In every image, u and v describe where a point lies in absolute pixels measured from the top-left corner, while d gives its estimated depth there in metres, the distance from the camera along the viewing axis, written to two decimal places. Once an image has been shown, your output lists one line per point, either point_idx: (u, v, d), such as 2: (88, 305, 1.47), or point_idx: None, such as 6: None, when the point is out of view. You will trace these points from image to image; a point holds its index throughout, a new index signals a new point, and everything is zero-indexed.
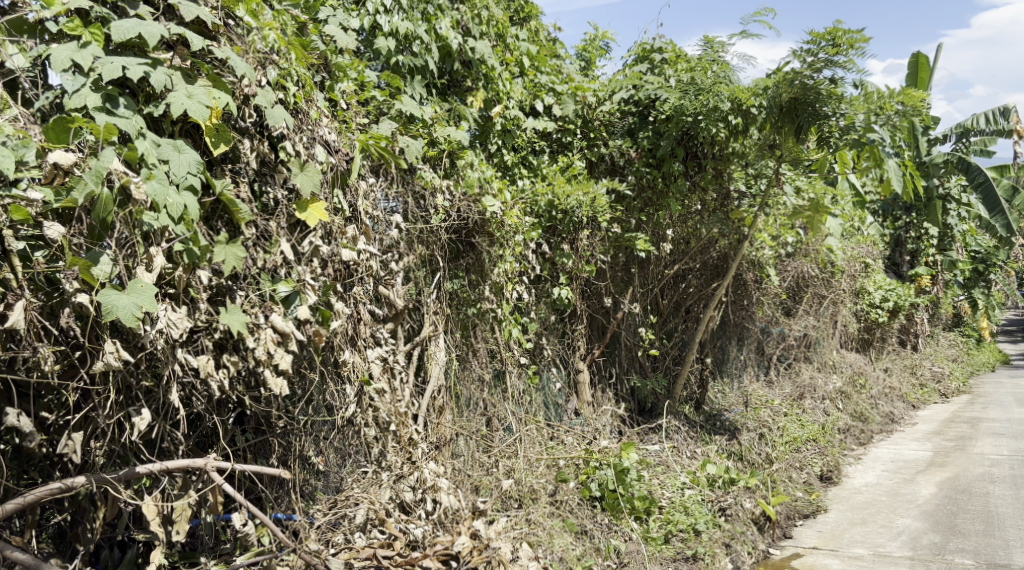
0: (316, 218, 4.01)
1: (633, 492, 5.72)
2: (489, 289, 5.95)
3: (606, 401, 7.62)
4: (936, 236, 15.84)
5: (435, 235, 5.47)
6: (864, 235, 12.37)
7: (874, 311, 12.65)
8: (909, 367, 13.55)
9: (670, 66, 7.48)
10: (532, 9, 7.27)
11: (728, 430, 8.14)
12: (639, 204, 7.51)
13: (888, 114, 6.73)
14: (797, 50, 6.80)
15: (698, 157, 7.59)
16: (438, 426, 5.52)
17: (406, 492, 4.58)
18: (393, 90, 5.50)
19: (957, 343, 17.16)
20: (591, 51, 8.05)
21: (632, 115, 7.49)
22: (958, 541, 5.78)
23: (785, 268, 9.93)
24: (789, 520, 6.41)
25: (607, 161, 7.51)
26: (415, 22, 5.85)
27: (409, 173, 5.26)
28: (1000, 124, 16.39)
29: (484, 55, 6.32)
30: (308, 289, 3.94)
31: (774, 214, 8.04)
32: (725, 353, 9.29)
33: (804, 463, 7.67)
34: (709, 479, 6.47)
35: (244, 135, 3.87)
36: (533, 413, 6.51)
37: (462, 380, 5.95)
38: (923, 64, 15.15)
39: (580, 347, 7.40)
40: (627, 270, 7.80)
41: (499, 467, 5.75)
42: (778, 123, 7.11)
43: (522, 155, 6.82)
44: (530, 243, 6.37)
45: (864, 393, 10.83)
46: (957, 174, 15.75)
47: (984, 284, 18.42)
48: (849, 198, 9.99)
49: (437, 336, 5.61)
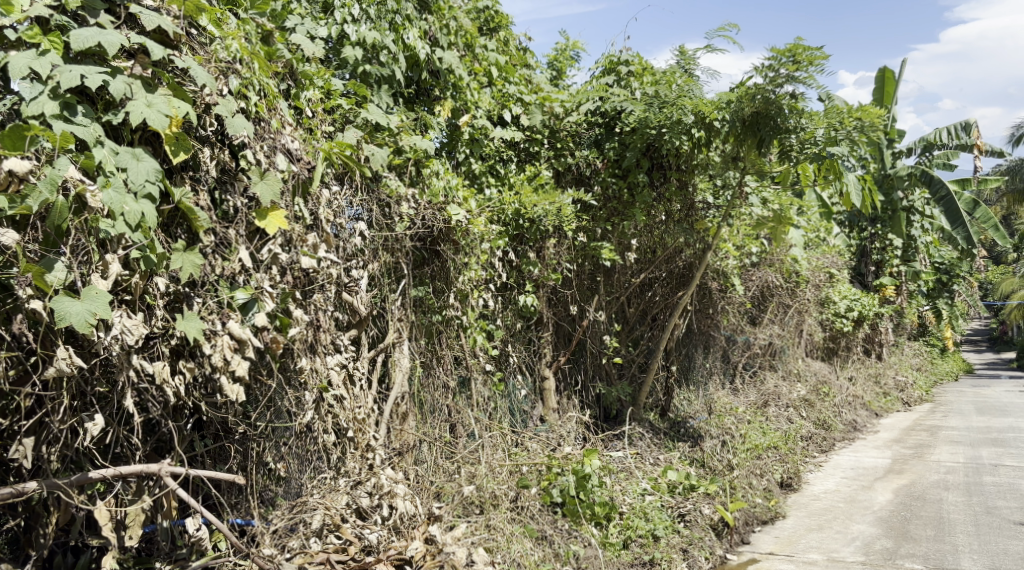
0: (275, 226, 4.05)
1: (594, 498, 5.83)
2: (454, 296, 5.99)
3: (571, 408, 7.69)
4: (901, 247, 16.10)
5: (400, 243, 5.51)
6: (829, 245, 12.56)
7: (839, 321, 12.79)
8: (873, 375, 13.73)
9: (636, 79, 7.65)
10: (502, 19, 7.33)
11: (691, 437, 8.29)
12: (605, 214, 7.60)
13: (847, 130, 6.86)
14: (759, 66, 6.92)
15: (663, 168, 7.77)
16: (401, 432, 5.65)
17: (363, 498, 4.60)
18: (360, 99, 5.57)
19: (921, 352, 17.41)
20: (561, 60, 8.15)
21: (598, 125, 7.61)
22: (909, 546, 5.92)
23: (750, 277, 9.99)
24: (747, 526, 6.49)
25: (573, 171, 7.60)
26: (382, 32, 5.91)
27: (374, 182, 5.31)
28: (962, 138, 16.73)
29: (452, 66, 6.40)
30: (266, 296, 3.97)
31: (739, 224, 8.15)
32: (691, 360, 9.34)
33: (764, 470, 7.71)
34: (669, 485, 6.62)
35: (204, 143, 3.90)
36: (498, 420, 6.56)
37: (426, 386, 5.99)
38: (889, 79, 15.42)
39: (546, 355, 7.49)
40: (594, 279, 7.89)
41: (461, 473, 5.81)
42: (741, 136, 7.20)
43: (489, 164, 6.89)
44: (496, 251, 6.44)
45: (828, 401, 10.96)
46: (921, 187, 16.06)
47: (948, 295, 18.64)
48: (814, 210, 10.18)
49: (401, 343, 5.65)
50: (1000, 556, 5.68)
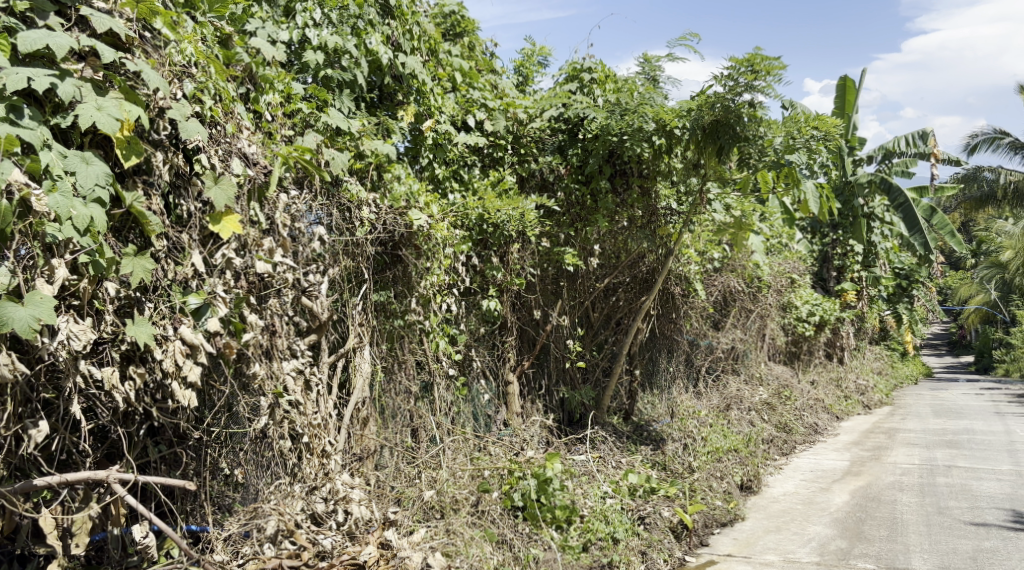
0: (229, 231, 4.04)
1: (555, 502, 5.87)
2: (416, 301, 5.97)
3: (535, 412, 7.71)
4: (862, 252, 16.34)
5: (361, 248, 5.48)
6: (791, 251, 12.72)
7: (800, 325, 12.92)
8: (835, 379, 13.89)
9: (598, 86, 7.71)
10: (468, 25, 7.34)
11: (654, 440, 8.35)
12: (568, 219, 7.65)
13: (805, 138, 7.04)
14: (718, 75, 7.01)
15: (625, 175, 7.79)
16: (362, 438, 5.67)
17: (317, 504, 4.60)
18: (320, 103, 5.57)
19: (882, 356, 17.65)
20: (528, 66, 8.18)
21: (562, 132, 7.60)
22: (863, 546, 6.01)
23: (712, 282, 10.08)
24: (706, 528, 6.56)
25: (537, 176, 7.67)
26: (344, 36, 5.90)
27: (335, 187, 5.29)
28: (920, 147, 17.05)
29: (415, 71, 6.38)
30: (219, 301, 3.98)
31: (701, 230, 8.24)
32: (654, 365, 9.42)
33: (725, 473, 7.72)
34: (630, 488, 6.64)
35: (157, 147, 3.87)
36: (461, 425, 6.57)
37: (388, 391, 6.02)
38: (850, 88, 15.67)
39: (510, 359, 7.49)
40: (557, 283, 7.91)
41: (421, 478, 5.83)
42: (701, 144, 7.24)
43: (453, 169, 6.87)
44: (460, 256, 6.44)
45: (790, 404, 11.08)
46: (880, 195, 16.36)
47: (909, 300, 18.47)
48: (776, 216, 10.31)
49: (362, 348, 5.62)
50: (950, 555, 5.79)
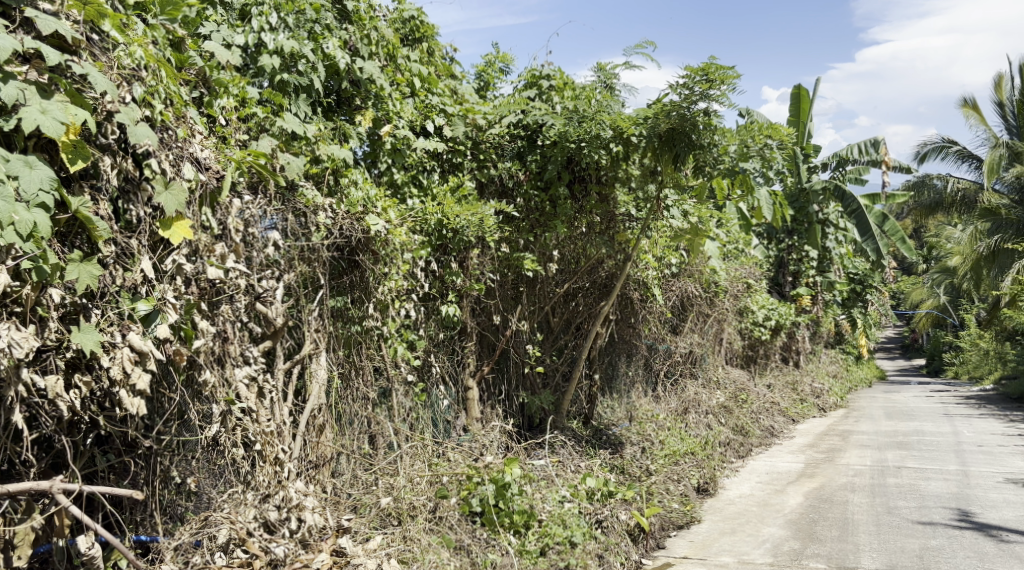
0: (180, 236, 3.99)
1: (513, 507, 5.85)
2: (373, 306, 5.92)
3: (494, 417, 7.70)
4: (816, 258, 16.57)
5: (317, 253, 5.43)
6: (748, 256, 12.87)
7: (757, 329, 13.05)
8: (791, 383, 14.07)
9: (557, 93, 7.76)
10: (427, 30, 7.30)
11: (612, 444, 8.33)
12: (527, 225, 7.64)
13: (759, 147, 7.22)
14: (673, 83, 7.07)
15: (584, 182, 7.84)
16: (317, 445, 5.59)
17: (271, 512, 4.55)
18: (276, 107, 5.54)
19: (837, 360, 17.94)
20: (489, 72, 8.17)
21: (521, 138, 7.61)
22: (815, 547, 6.10)
23: (670, 287, 10.17)
24: (663, 531, 6.63)
25: (496, 182, 7.65)
26: (301, 41, 5.88)
27: (290, 192, 5.25)
28: (872, 154, 17.39)
29: (373, 75, 6.37)
30: (169, 308, 3.93)
31: (659, 236, 8.30)
32: (614, 369, 9.47)
33: (682, 476, 7.81)
34: (588, 492, 6.62)
35: (105, 151, 3.83)
36: (419, 431, 6.54)
37: (345, 397, 5.92)
38: (804, 97, 15.89)
39: (469, 364, 7.48)
40: (516, 288, 7.93)
41: (379, 484, 5.84)
42: (658, 151, 7.30)
43: (413, 174, 6.81)
44: (418, 261, 6.42)
45: (746, 407, 11.24)
46: (834, 201, 16.67)
47: (862, 304, 18.72)
48: (733, 222, 10.41)
49: (318, 354, 5.57)
50: (898, 553, 5.89)
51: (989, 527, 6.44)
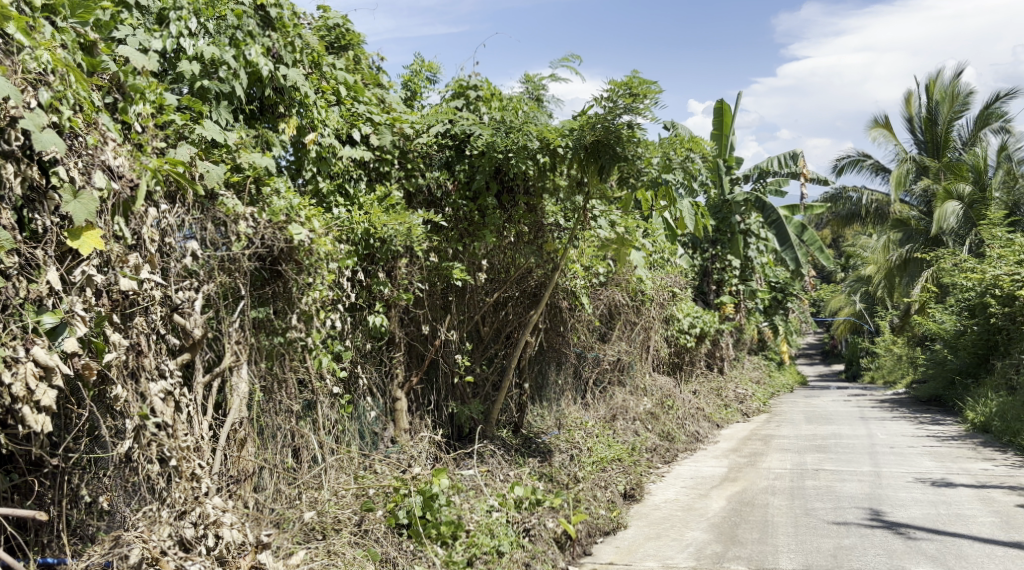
0: (90, 246, 3.92)
1: (440, 518, 5.80)
2: (297, 318, 5.82)
3: (423, 427, 7.65)
4: (738, 267, 16.92)
5: (238, 263, 5.32)
6: (672, 265, 13.07)
7: (682, 337, 13.27)
8: (716, 389, 14.36)
9: (484, 104, 7.77)
10: (353, 38, 7.20)
11: (541, 452, 8.36)
12: (456, 234, 7.64)
13: (682, 159, 7.35)
14: (598, 96, 7.15)
15: (512, 192, 7.85)
16: (239, 459, 5.47)
17: (187, 529, 4.42)
18: (195, 114, 5.43)
19: (760, 366, 18.35)
20: (416, 82, 8.15)
21: (448, 148, 7.58)
22: (736, 549, 6.22)
23: (598, 296, 10.29)
24: (589, 538, 6.68)
25: (424, 192, 7.61)
26: (222, 47, 5.74)
27: (210, 200, 5.16)
28: (792, 167, 17.86)
29: (297, 83, 6.21)
30: (77, 321, 3.87)
31: (586, 246, 8.41)
32: (544, 378, 9.50)
33: (609, 482, 7.87)
34: (516, 500, 6.61)
35: (8, 158, 3.71)
36: (346, 444, 6.46)
37: (266, 410, 5.77)
38: (726, 112, 16.24)
39: (398, 375, 7.40)
40: (446, 298, 7.89)
41: (303, 499, 5.81)
42: (584, 163, 7.39)
43: (339, 183, 6.74)
44: (345, 271, 6.33)
45: (672, 413, 11.47)
46: (755, 212, 17.17)
47: (783, 312, 19.08)
48: (658, 232, 10.56)
49: (239, 367, 5.46)
50: (814, 554, 6.02)
51: (900, 525, 6.64)
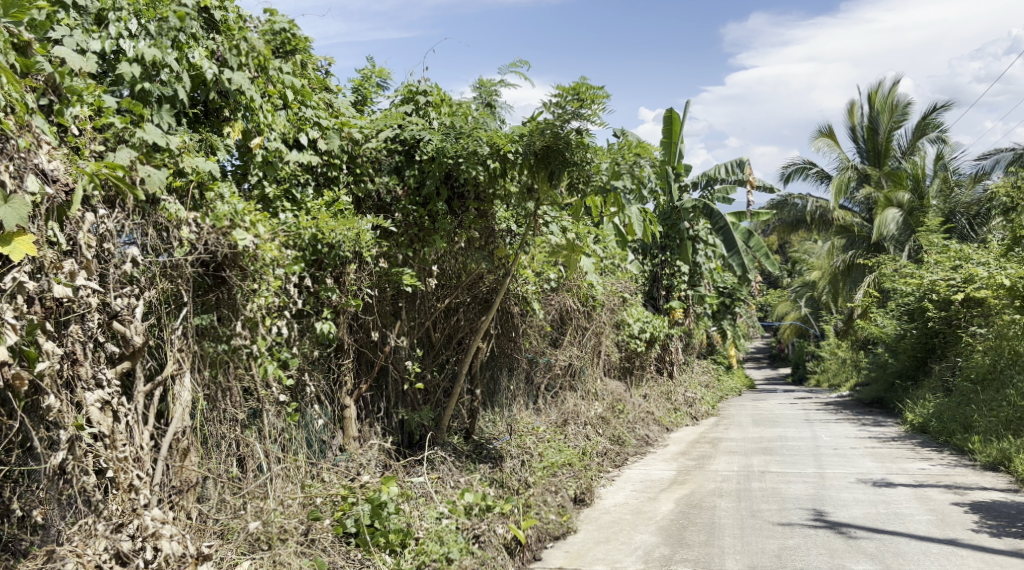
0: (21, 252, 3.84)
1: (389, 526, 5.77)
2: (242, 325, 5.72)
3: (373, 435, 7.55)
4: (687, 273, 17.10)
5: (181, 269, 5.21)
6: (623, 271, 13.14)
7: (633, 342, 13.35)
8: (665, 393, 14.49)
9: (433, 109, 7.74)
10: (299, 43, 7.08)
11: (492, 458, 8.33)
12: (406, 240, 7.56)
13: (630, 164, 7.26)
14: (547, 102, 7.17)
15: (463, 198, 7.86)
16: (182, 469, 5.35)
17: (124, 542, 4.33)
18: (136, 118, 5.31)
19: (710, 369, 18.55)
20: (366, 86, 8.08)
21: (398, 153, 7.58)
22: (683, 552, 6.26)
23: (549, 302, 10.29)
24: (539, 543, 6.67)
25: (374, 197, 7.56)
26: (164, 49, 5.61)
27: (151, 206, 5.05)
28: (739, 174, 18.12)
29: (243, 87, 6.10)
30: (8, 329, 3.83)
31: (537, 252, 8.52)
32: (496, 384, 9.47)
33: (559, 487, 7.88)
34: (466, 507, 6.58)
35: None
36: (292, 452, 6.34)
37: (210, 419, 5.66)
38: (675, 120, 16.40)
39: (346, 382, 7.31)
40: (395, 304, 7.85)
41: (247, 509, 5.62)
42: (533, 168, 7.40)
43: (285, 187, 6.63)
44: (292, 277, 6.18)
45: (622, 418, 11.56)
46: (703, 219, 17.41)
47: (731, 316, 19.33)
48: (608, 239, 10.60)
49: (182, 375, 5.34)
50: (758, 554, 6.10)
51: (842, 525, 6.75)
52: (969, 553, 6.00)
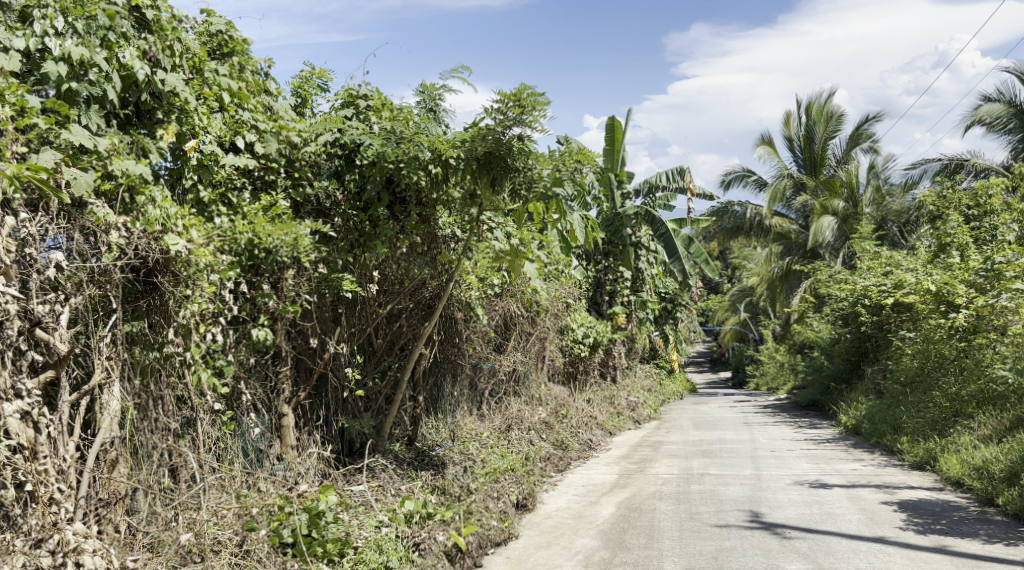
0: None
1: (327, 535, 5.68)
2: (175, 332, 5.55)
3: (312, 444, 7.39)
4: (630, 279, 17.26)
5: (109, 276, 5.06)
6: (567, 276, 13.17)
7: (577, 346, 13.39)
8: (608, 397, 14.59)
9: (374, 113, 7.64)
10: (235, 44, 6.90)
11: (435, 465, 8.26)
12: (346, 245, 7.47)
13: (570, 171, 7.36)
14: (488, 107, 7.16)
15: (405, 203, 7.70)
16: (109, 481, 5.19)
17: (44, 558, 4.28)
18: (61, 119, 5.13)
19: (652, 373, 18.73)
20: (305, 88, 7.96)
21: (338, 157, 7.44)
22: (623, 555, 6.28)
23: (494, 307, 10.18)
24: (480, 549, 6.64)
25: (313, 201, 7.38)
26: (93, 48, 5.44)
27: (77, 209, 4.90)
28: (680, 182, 18.33)
29: (176, 88, 5.96)
30: None
31: (480, 256, 8.37)
32: (439, 390, 9.39)
33: (501, 493, 7.85)
34: (406, 515, 6.46)
35: None
36: (227, 462, 6.14)
37: (141, 429, 5.50)
38: (617, 128, 16.52)
39: (284, 391, 7.16)
40: (335, 310, 7.72)
41: (179, 521, 5.48)
42: (475, 174, 7.37)
43: (220, 192, 6.52)
44: (227, 283, 6.01)
45: (565, 422, 11.60)
46: (645, 225, 17.56)
47: (673, 321, 19.56)
48: (551, 245, 10.60)
49: (111, 384, 5.17)
50: (696, 556, 6.15)
51: (776, 526, 6.85)
52: (896, 550, 6.13)
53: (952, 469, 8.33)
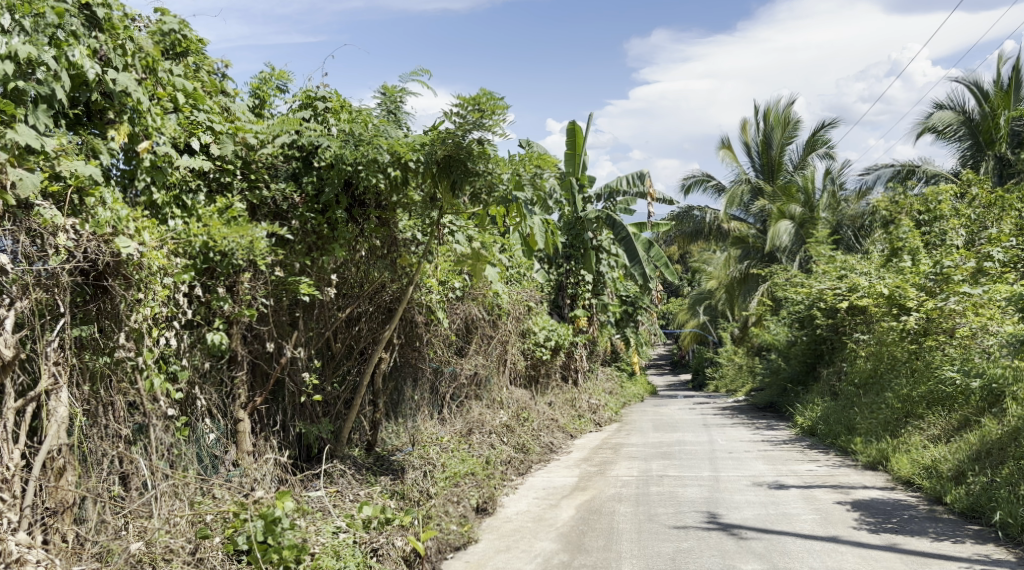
0: None
1: (282, 542, 5.50)
2: (125, 336, 5.45)
3: (268, 449, 7.28)
4: (591, 282, 17.31)
5: (56, 279, 4.96)
6: (528, 280, 13.16)
7: (538, 349, 13.39)
8: (570, 400, 14.61)
9: (332, 115, 7.53)
10: (189, 44, 6.79)
11: (394, 470, 8.18)
12: (304, 248, 7.36)
13: (530, 175, 7.37)
14: (448, 110, 7.11)
15: (364, 206, 7.62)
16: (56, 490, 5.07)
17: None
18: (6, 119, 5.00)
19: (614, 376, 18.82)
20: (264, 89, 7.86)
21: (295, 159, 7.27)
22: (582, 558, 6.28)
23: (455, 310, 10.15)
24: (439, 554, 6.60)
25: (269, 203, 7.28)
26: (40, 46, 5.27)
27: (23, 211, 4.81)
28: (640, 187, 18.45)
29: (128, 88, 5.78)
30: None
31: (441, 261, 8.37)
32: (399, 394, 9.35)
33: (461, 497, 7.80)
34: (364, 521, 6.40)
35: None
36: (181, 469, 6.04)
37: (90, 436, 5.37)
38: (578, 133, 16.59)
39: (241, 395, 7.04)
40: (292, 315, 7.62)
41: (129, 529, 5.37)
42: (435, 177, 7.30)
43: (175, 194, 6.46)
44: (181, 286, 5.93)
45: (527, 426, 11.60)
46: (606, 229, 17.64)
47: (634, 324, 19.55)
48: (512, 248, 10.58)
49: (59, 390, 5.05)
50: (654, 557, 6.17)
51: (732, 526, 6.89)
52: (849, 549, 6.19)
53: (903, 469, 8.45)
